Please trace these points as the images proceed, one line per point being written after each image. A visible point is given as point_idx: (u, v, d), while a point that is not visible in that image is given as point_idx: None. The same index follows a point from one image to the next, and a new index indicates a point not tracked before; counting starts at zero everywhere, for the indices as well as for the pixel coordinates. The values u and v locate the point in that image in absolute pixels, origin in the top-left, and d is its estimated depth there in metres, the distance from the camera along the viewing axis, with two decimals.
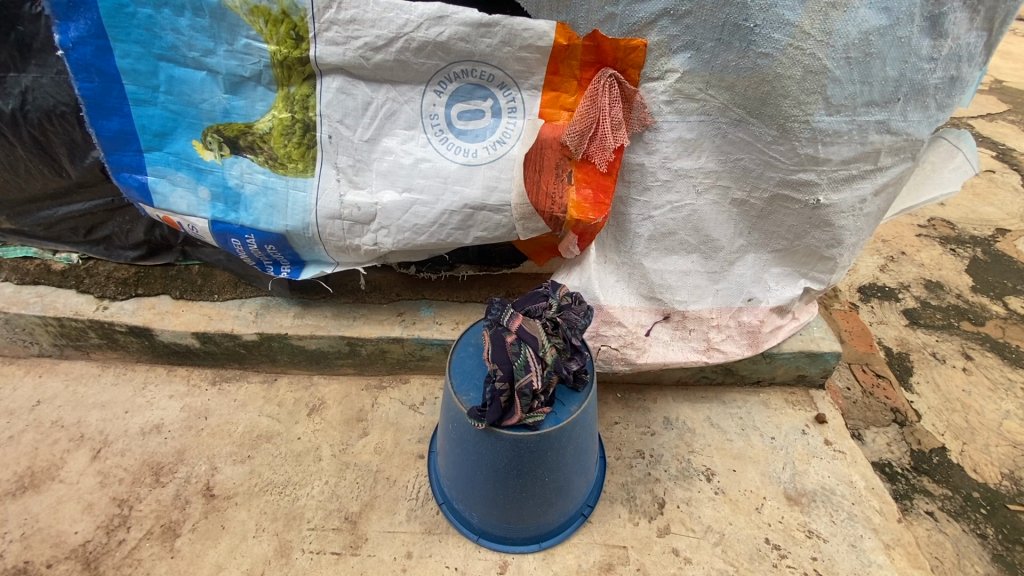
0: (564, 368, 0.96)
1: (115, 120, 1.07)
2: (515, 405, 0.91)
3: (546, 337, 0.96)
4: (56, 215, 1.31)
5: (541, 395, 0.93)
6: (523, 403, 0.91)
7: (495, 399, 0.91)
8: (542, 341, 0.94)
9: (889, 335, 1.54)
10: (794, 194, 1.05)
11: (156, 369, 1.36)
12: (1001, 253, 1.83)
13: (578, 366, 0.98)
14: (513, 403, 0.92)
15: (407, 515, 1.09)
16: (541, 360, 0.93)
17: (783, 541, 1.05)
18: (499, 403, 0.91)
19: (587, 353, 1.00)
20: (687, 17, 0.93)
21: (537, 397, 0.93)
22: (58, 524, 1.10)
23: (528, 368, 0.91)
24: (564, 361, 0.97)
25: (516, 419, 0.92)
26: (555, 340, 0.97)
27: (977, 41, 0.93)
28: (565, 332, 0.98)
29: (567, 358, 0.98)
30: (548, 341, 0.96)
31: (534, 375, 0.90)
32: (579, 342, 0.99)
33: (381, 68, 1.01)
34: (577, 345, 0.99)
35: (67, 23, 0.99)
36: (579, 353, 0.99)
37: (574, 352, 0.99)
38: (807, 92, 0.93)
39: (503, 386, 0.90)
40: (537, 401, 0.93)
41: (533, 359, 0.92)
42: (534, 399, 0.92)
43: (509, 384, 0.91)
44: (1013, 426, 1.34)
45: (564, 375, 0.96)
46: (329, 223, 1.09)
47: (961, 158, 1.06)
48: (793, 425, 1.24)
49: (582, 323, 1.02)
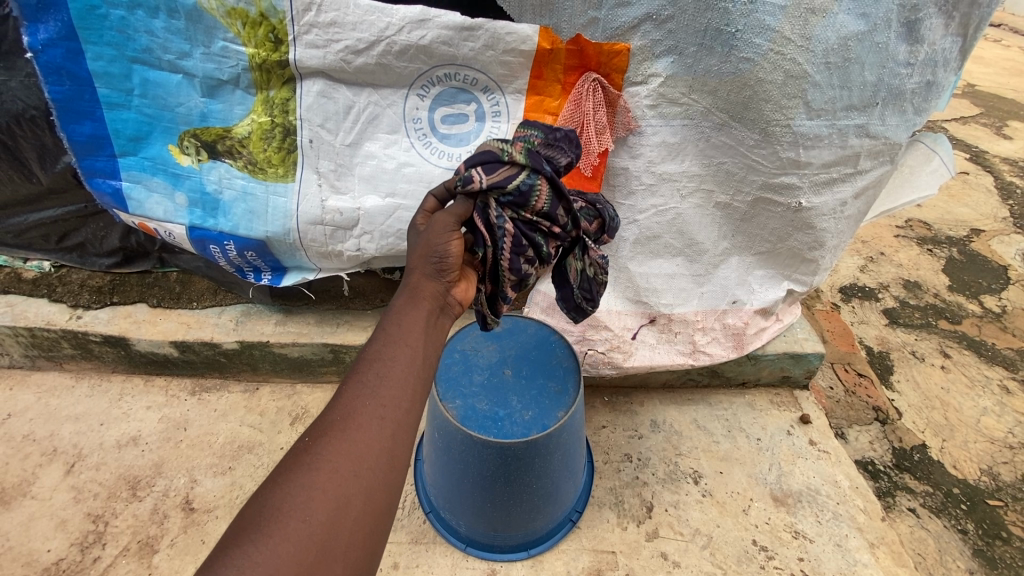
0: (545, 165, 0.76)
1: (88, 124, 1.05)
2: (502, 279, 0.76)
3: (509, 143, 0.76)
4: (27, 222, 1.27)
5: (525, 241, 0.75)
6: (498, 239, 0.73)
7: (488, 303, 0.80)
8: (497, 148, 0.75)
9: (870, 335, 1.57)
10: (776, 197, 1.05)
11: (132, 379, 1.32)
12: (976, 253, 1.87)
13: (556, 160, 0.80)
14: (497, 266, 0.75)
15: (393, 525, 1.08)
16: (512, 167, 0.74)
17: (770, 542, 1.06)
18: (495, 304, 0.80)
19: (569, 161, 0.82)
20: (669, 22, 0.94)
21: (520, 244, 0.74)
22: (30, 542, 1.06)
23: (469, 179, 0.72)
24: (538, 154, 0.78)
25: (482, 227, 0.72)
26: (528, 142, 0.77)
27: (952, 47, 0.95)
28: (529, 131, 0.79)
29: (542, 155, 0.79)
30: (512, 145, 0.75)
31: (476, 178, 0.71)
32: (550, 135, 0.81)
33: (363, 72, 1.00)
34: (583, 200, 0.90)
35: (36, 25, 0.96)
36: (554, 145, 0.81)
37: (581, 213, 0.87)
38: (788, 96, 0.94)
39: (488, 288, 0.78)
40: (532, 268, 0.78)
41: (481, 172, 0.72)
42: (519, 250, 0.74)
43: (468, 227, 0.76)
44: (990, 422, 1.36)
45: (557, 213, 0.77)
46: (310, 229, 1.07)
47: (938, 162, 1.09)
48: (779, 426, 1.25)
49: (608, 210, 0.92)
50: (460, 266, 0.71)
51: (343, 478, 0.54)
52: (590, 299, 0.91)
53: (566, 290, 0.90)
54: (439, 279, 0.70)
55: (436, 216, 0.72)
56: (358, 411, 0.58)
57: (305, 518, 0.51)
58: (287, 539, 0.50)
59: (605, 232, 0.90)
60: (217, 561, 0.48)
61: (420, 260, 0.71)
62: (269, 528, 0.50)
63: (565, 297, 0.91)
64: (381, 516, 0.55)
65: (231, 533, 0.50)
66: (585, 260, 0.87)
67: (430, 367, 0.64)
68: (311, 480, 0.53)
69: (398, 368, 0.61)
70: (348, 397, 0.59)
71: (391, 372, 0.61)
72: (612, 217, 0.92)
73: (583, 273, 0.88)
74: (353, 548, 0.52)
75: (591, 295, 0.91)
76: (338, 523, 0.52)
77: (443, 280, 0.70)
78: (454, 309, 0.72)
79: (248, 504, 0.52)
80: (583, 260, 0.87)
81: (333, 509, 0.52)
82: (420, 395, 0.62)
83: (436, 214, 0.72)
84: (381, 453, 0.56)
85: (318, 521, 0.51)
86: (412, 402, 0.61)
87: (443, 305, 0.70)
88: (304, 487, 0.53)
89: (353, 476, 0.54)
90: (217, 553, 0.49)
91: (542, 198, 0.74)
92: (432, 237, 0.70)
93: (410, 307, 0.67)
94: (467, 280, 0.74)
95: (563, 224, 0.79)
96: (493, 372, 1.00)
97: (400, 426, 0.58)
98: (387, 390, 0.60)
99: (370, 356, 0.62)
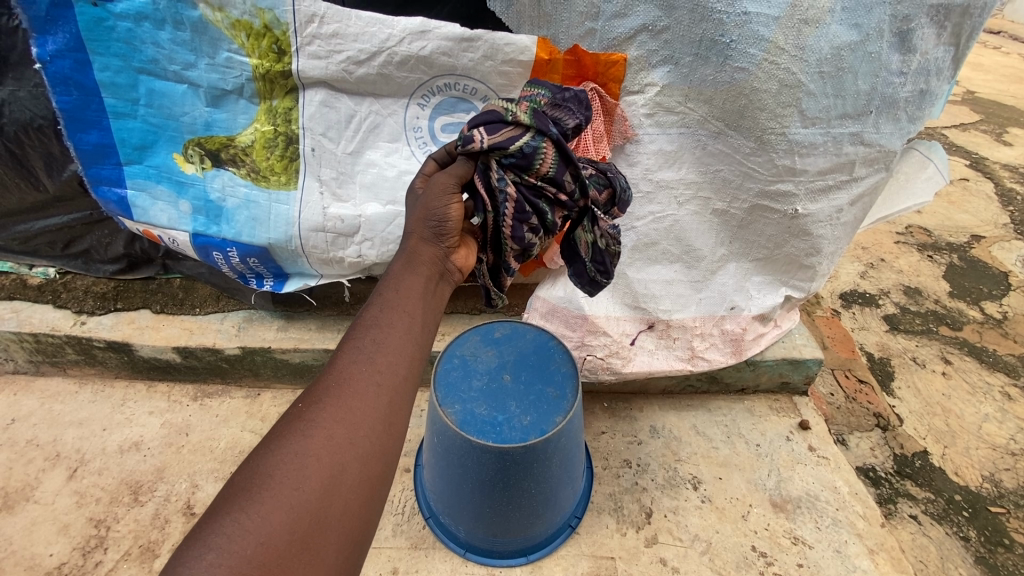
0: (550, 127, 0.79)
1: (94, 133, 1.07)
2: (504, 248, 0.83)
3: (514, 104, 0.80)
4: (34, 229, 1.29)
5: (528, 207, 0.80)
6: (499, 204, 0.79)
7: (490, 273, 0.88)
8: (501, 109, 0.79)
9: (870, 341, 1.57)
10: (773, 204, 1.06)
11: (135, 385, 1.33)
12: (976, 259, 1.87)
13: (563, 122, 0.84)
14: (499, 233, 0.82)
15: (393, 530, 1.08)
16: (515, 127, 0.78)
17: (770, 548, 1.06)
18: (497, 275, 0.87)
19: (577, 122, 0.85)
20: (665, 33, 0.96)
21: (522, 210, 0.80)
22: (32, 547, 1.07)
23: (470, 139, 0.76)
24: (545, 114, 0.83)
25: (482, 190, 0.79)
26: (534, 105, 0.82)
27: (945, 56, 0.96)
28: (536, 93, 0.86)
29: (549, 116, 0.84)
30: (516, 106, 0.80)
31: (477, 138, 0.76)
32: (558, 97, 0.87)
33: (364, 82, 1.02)
34: (594, 168, 0.92)
35: (45, 37, 0.98)
36: (561, 106, 0.86)
37: (591, 182, 0.89)
38: (783, 105, 0.95)
39: (489, 258, 0.86)
40: (535, 237, 0.83)
41: (484, 132, 0.77)
42: (521, 216, 0.80)
43: (470, 191, 0.82)
44: (992, 429, 1.36)
45: (562, 179, 0.80)
46: (312, 236, 1.09)
47: (933, 169, 1.09)
48: (778, 432, 1.25)
49: (621, 181, 0.94)
50: (459, 231, 0.78)
51: (339, 445, 0.56)
52: (603, 273, 0.94)
53: (578, 264, 0.94)
54: (436, 244, 0.77)
55: (436, 178, 0.78)
56: (353, 381, 0.61)
57: (299, 485, 0.53)
58: (282, 505, 0.52)
59: (615, 204, 0.93)
60: (211, 527, 0.50)
61: (418, 224, 0.77)
62: (263, 496, 0.52)
63: (578, 272, 0.95)
64: (375, 486, 0.57)
65: (223, 500, 0.52)
66: (596, 232, 0.89)
67: (423, 341, 0.68)
68: (305, 446, 0.55)
69: (392, 339, 0.65)
70: (343, 365, 0.62)
71: (385, 344, 0.64)
72: (624, 188, 0.94)
73: (593, 245, 0.91)
74: (348, 515, 0.55)
75: (606, 270, 0.94)
76: (334, 488, 0.54)
77: (441, 245, 0.78)
78: (451, 273, 0.79)
79: (240, 471, 0.54)
80: (593, 231, 0.90)
81: (327, 477, 0.54)
82: (414, 368, 0.65)
83: (436, 176, 0.78)
84: (375, 423, 0.59)
85: (313, 487, 0.53)
86: (406, 374, 0.64)
87: (440, 270, 0.77)
88: (298, 454, 0.55)
89: (347, 445, 0.57)
90: (210, 517, 0.51)
91: (546, 160, 0.78)
92: (431, 202, 0.77)
93: (405, 278, 0.73)
94: (462, 247, 0.83)
95: (570, 192, 0.83)
96: (492, 378, 1.00)
97: (394, 397, 0.61)
98: (381, 361, 0.63)
99: (367, 324, 0.66)
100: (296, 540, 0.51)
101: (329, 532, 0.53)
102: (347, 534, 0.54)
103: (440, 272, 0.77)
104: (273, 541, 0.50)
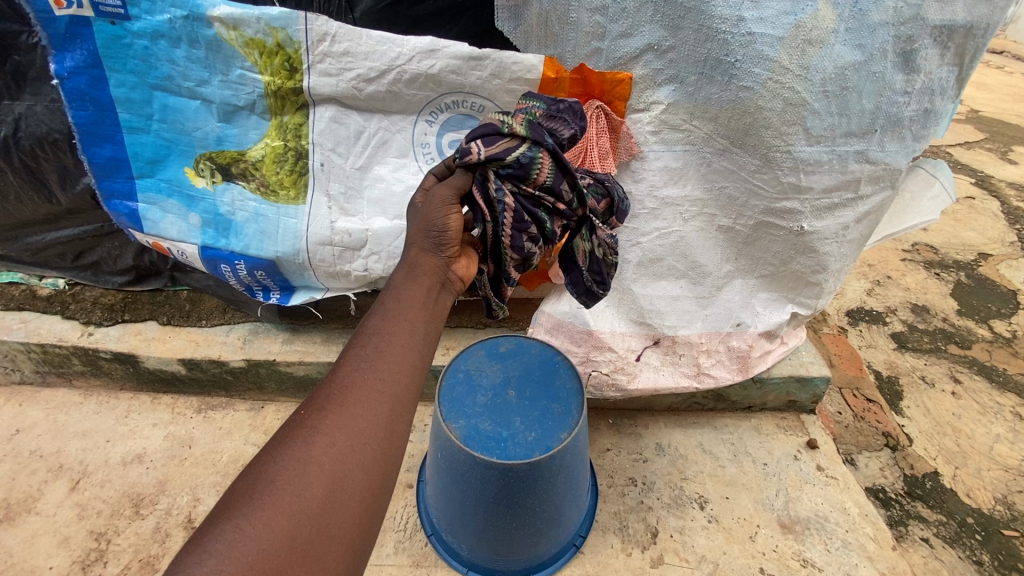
0: (546, 137, 0.82)
1: (108, 147, 1.09)
2: (504, 258, 0.83)
3: (508, 116, 0.81)
4: (45, 240, 1.31)
5: (526, 217, 0.81)
6: (498, 213, 0.79)
7: (490, 283, 0.88)
8: (497, 121, 0.80)
9: (878, 359, 1.55)
10: (778, 221, 1.07)
11: (139, 396, 1.33)
12: (984, 277, 1.86)
13: (558, 133, 0.86)
14: (498, 243, 0.83)
15: (395, 547, 1.07)
16: (512, 139, 0.79)
17: (778, 570, 1.03)
18: (498, 286, 0.88)
19: (572, 133, 0.87)
20: (670, 52, 0.98)
21: (520, 220, 0.81)
22: (32, 559, 1.06)
23: (468, 151, 0.77)
24: (540, 126, 0.84)
25: (480, 200, 0.79)
26: (529, 115, 0.83)
27: (948, 76, 0.96)
28: (531, 103, 0.87)
29: (544, 128, 0.85)
30: (511, 118, 0.81)
31: (474, 150, 0.77)
32: (553, 108, 0.87)
33: (374, 99, 1.04)
34: (592, 178, 0.93)
35: (63, 54, 1.01)
36: (556, 116, 0.86)
37: (590, 192, 0.91)
38: (787, 123, 0.96)
39: (490, 268, 0.87)
40: (535, 246, 0.84)
41: (481, 144, 0.78)
42: (520, 226, 0.81)
43: (468, 203, 0.82)
44: (1004, 449, 1.34)
45: (561, 188, 0.82)
46: (319, 250, 1.09)
47: (939, 187, 1.09)
48: (785, 450, 1.23)
49: (620, 190, 0.96)
50: (459, 241, 0.79)
51: (341, 452, 0.56)
52: (599, 281, 0.95)
53: (575, 273, 0.94)
54: (436, 253, 0.78)
55: (436, 190, 0.79)
56: (355, 388, 0.61)
57: (300, 491, 0.53)
58: (283, 511, 0.51)
59: (614, 214, 0.94)
60: (211, 533, 0.49)
61: (420, 236, 0.78)
62: (264, 502, 0.51)
63: (575, 281, 0.95)
64: (377, 493, 0.57)
65: (224, 506, 0.51)
66: (594, 240, 0.90)
67: (425, 350, 0.68)
68: (307, 453, 0.55)
69: (395, 347, 0.65)
70: (345, 372, 0.62)
71: (386, 352, 0.65)
72: (621, 197, 0.95)
73: (591, 253, 0.91)
74: (349, 522, 0.54)
75: (602, 279, 0.94)
76: (335, 497, 0.54)
77: (441, 255, 0.78)
78: (453, 283, 0.79)
79: (242, 478, 0.54)
80: (591, 240, 0.91)
81: (329, 484, 0.54)
82: (416, 376, 0.65)
83: (436, 189, 0.79)
84: (376, 431, 0.59)
85: (315, 495, 0.53)
86: (408, 381, 0.64)
87: (442, 280, 0.77)
88: (299, 460, 0.55)
89: (349, 451, 0.56)
90: (211, 523, 0.50)
91: (543, 170, 0.80)
92: (431, 212, 0.77)
93: (407, 287, 0.73)
94: (463, 256, 0.83)
95: (568, 201, 0.85)
96: (496, 394, 1.00)
97: (396, 405, 0.61)
98: (383, 368, 0.63)
99: (369, 333, 0.66)
100: (296, 548, 0.50)
101: (331, 538, 0.52)
102: (349, 542, 0.53)
103: (442, 282, 0.77)
104: (274, 547, 0.49)
